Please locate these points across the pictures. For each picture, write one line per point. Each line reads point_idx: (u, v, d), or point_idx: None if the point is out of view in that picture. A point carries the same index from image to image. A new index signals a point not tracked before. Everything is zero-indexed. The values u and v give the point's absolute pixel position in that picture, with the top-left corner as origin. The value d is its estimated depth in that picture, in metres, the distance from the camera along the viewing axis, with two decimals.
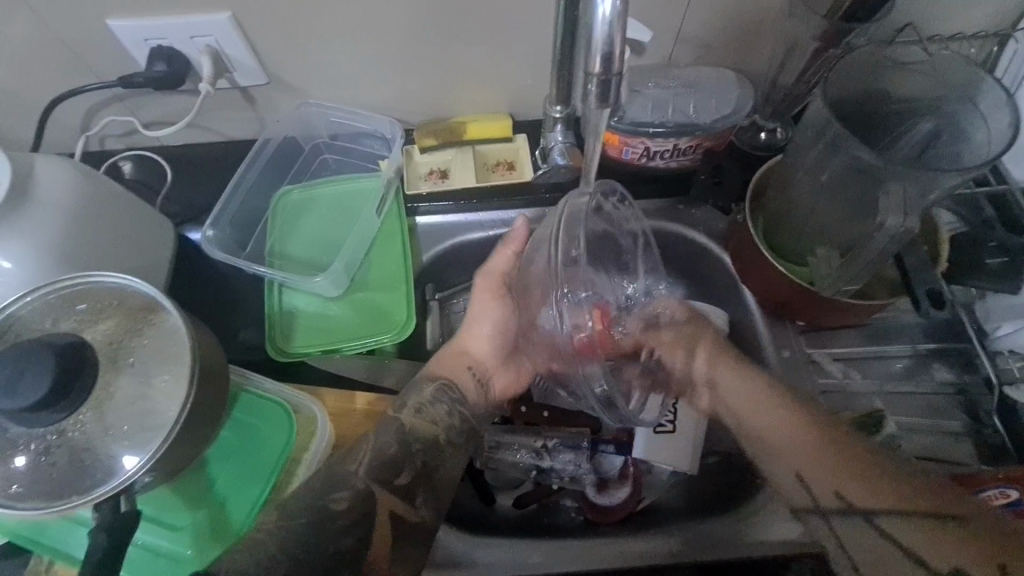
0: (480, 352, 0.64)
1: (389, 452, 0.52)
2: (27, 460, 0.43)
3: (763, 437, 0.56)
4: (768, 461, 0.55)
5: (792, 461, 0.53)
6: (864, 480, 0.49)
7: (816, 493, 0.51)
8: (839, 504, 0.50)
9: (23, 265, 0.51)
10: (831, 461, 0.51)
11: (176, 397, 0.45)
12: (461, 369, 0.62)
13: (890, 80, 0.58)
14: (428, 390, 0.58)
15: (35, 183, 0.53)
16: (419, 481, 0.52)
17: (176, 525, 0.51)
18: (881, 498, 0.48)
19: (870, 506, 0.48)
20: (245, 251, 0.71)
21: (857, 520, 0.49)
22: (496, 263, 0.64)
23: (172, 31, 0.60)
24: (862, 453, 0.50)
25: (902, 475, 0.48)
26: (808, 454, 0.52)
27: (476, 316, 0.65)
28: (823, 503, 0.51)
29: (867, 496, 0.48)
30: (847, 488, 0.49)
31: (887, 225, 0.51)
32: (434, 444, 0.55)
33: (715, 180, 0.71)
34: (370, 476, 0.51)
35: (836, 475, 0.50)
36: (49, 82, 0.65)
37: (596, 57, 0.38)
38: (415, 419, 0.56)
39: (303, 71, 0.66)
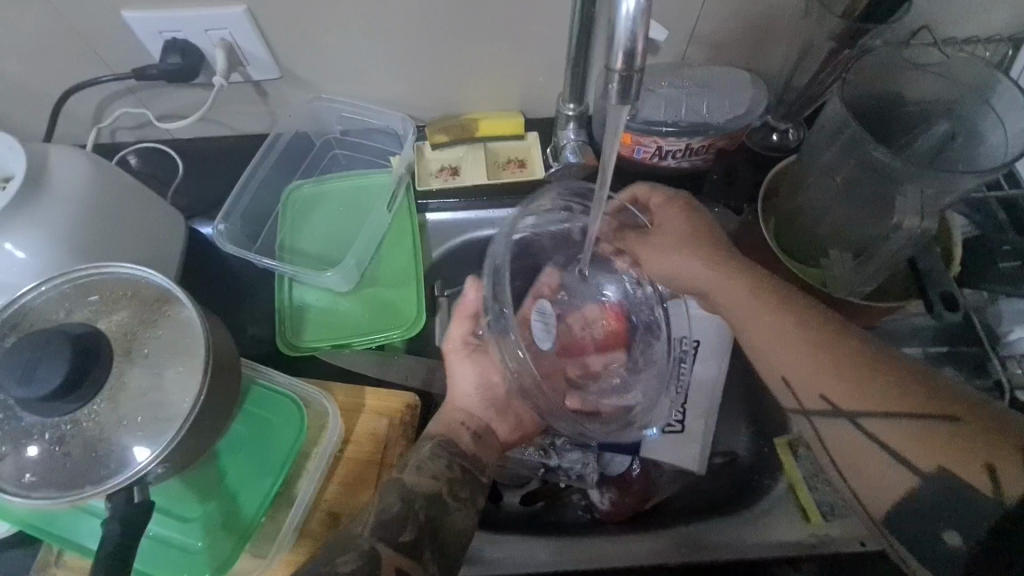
0: (470, 405, 0.60)
1: (393, 511, 0.49)
2: (41, 449, 0.43)
3: (749, 338, 0.51)
4: (758, 361, 0.51)
5: (775, 364, 0.49)
6: (853, 384, 0.45)
7: (802, 397, 0.48)
8: (825, 407, 0.46)
9: (37, 255, 0.51)
10: (821, 362, 0.46)
11: (190, 390, 0.45)
12: (455, 426, 0.58)
13: (906, 81, 0.57)
14: (425, 447, 0.55)
15: (49, 174, 0.53)
16: (426, 534, 0.49)
17: (187, 516, 0.51)
18: (869, 402, 0.44)
19: (855, 408, 0.45)
20: (255, 245, 0.71)
21: (840, 423, 0.46)
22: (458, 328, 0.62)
23: (187, 24, 0.60)
24: (855, 353, 0.46)
25: (897, 376, 0.44)
26: (796, 355, 0.47)
27: (455, 378, 0.61)
28: (808, 405, 0.47)
29: (853, 398, 0.45)
30: (835, 389, 0.46)
31: (905, 226, 0.53)
32: (438, 498, 0.52)
33: (727, 180, 0.72)
34: (377, 532, 0.48)
35: (827, 377, 0.46)
36: (63, 73, 0.65)
37: (618, 53, 0.38)
38: (417, 477, 0.53)
39: (317, 66, 0.66)
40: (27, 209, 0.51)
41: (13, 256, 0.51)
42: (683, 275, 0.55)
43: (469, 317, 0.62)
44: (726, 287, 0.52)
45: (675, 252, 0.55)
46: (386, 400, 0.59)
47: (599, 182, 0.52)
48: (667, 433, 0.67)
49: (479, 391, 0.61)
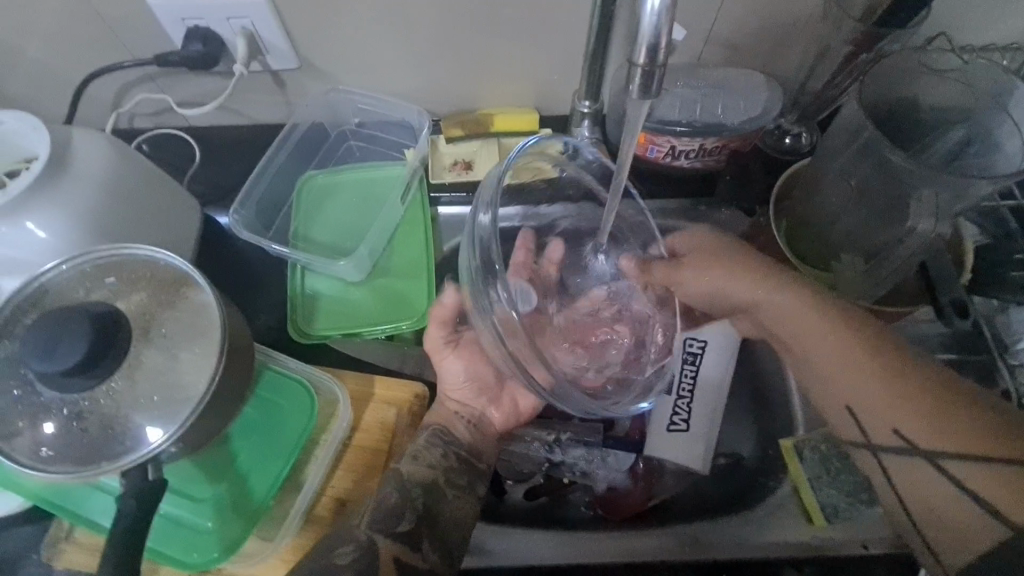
0: (462, 394, 0.60)
1: (389, 500, 0.50)
2: (58, 425, 0.44)
3: (813, 365, 0.49)
4: (821, 389, 0.49)
5: (840, 391, 0.48)
6: (927, 418, 0.43)
7: (871, 431, 0.46)
8: (897, 443, 0.44)
9: (59, 235, 0.52)
10: (899, 395, 0.44)
11: (204, 372, 0.46)
12: (451, 414, 0.59)
13: (922, 87, 0.58)
14: (422, 437, 0.56)
15: (72, 155, 0.53)
16: (422, 525, 0.50)
17: (197, 497, 0.51)
18: (950, 441, 0.41)
19: (933, 445, 0.42)
20: (269, 232, 0.72)
21: (917, 462, 0.43)
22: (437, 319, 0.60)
23: (209, 12, 0.60)
24: (934, 389, 0.43)
25: (983, 414, 0.41)
26: (864, 387, 0.46)
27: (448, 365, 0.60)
28: (877, 440, 0.45)
29: (931, 436, 0.42)
30: (907, 422, 0.44)
31: (919, 229, 0.54)
32: (432, 487, 0.52)
33: (740, 180, 0.70)
34: (373, 524, 0.48)
35: (901, 410, 0.44)
36: (85, 58, 0.66)
37: (641, 48, 0.38)
38: (413, 466, 0.53)
39: (336, 57, 0.67)
40: (51, 190, 0.52)
41: (36, 235, 0.52)
42: (722, 284, 0.56)
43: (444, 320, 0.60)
44: (788, 305, 0.51)
45: (715, 263, 0.56)
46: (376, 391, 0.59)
47: (618, 172, 0.53)
48: (672, 431, 0.67)
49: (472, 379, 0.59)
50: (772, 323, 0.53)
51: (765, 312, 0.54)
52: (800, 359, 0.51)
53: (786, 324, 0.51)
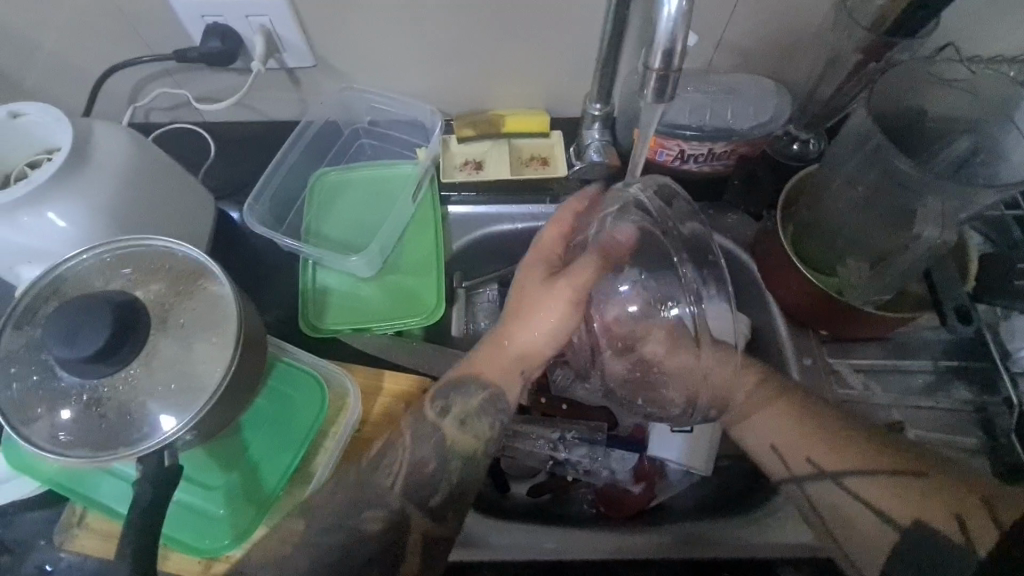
0: (529, 352, 0.56)
1: (427, 468, 0.51)
2: (77, 410, 0.45)
3: (744, 420, 0.60)
4: (747, 432, 0.60)
5: (767, 435, 0.59)
6: (831, 446, 0.56)
7: (792, 463, 0.57)
8: (810, 469, 0.56)
9: (78, 225, 0.53)
10: (806, 431, 0.57)
11: (220, 361, 0.47)
12: (517, 375, 0.55)
13: (930, 97, 0.58)
14: (476, 399, 0.54)
15: (93, 148, 0.55)
16: (452, 500, 0.51)
17: (209, 484, 0.52)
18: (848, 463, 0.55)
19: (837, 469, 0.55)
20: (282, 227, 0.73)
21: (827, 483, 0.55)
22: (581, 269, 0.55)
23: (229, 9, 0.62)
24: (828, 419, 0.57)
25: (858, 437, 0.56)
26: (779, 428, 0.58)
27: (536, 309, 0.56)
28: (796, 471, 0.57)
29: (836, 461, 0.55)
30: (820, 455, 0.56)
31: (926, 236, 0.54)
32: (472, 459, 0.52)
33: (746, 187, 0.73)
34: (406, 495, 0.50)
35: (810, 445, 0.57)
36: (106, 52, 0.67)
37: (657, 54, 0.39)
38: (459, 433, 0.52)
39: (351, 55, 0.68)
40: (72, 180, 0.53)
41: (56, 225, 0.53)
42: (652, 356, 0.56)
43: (581, 276, 0.55)
44: (718, 372, 0.62)
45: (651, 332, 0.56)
46: (384, 381, 0.60)
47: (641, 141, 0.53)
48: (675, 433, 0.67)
49: (548, 341, 0.56)
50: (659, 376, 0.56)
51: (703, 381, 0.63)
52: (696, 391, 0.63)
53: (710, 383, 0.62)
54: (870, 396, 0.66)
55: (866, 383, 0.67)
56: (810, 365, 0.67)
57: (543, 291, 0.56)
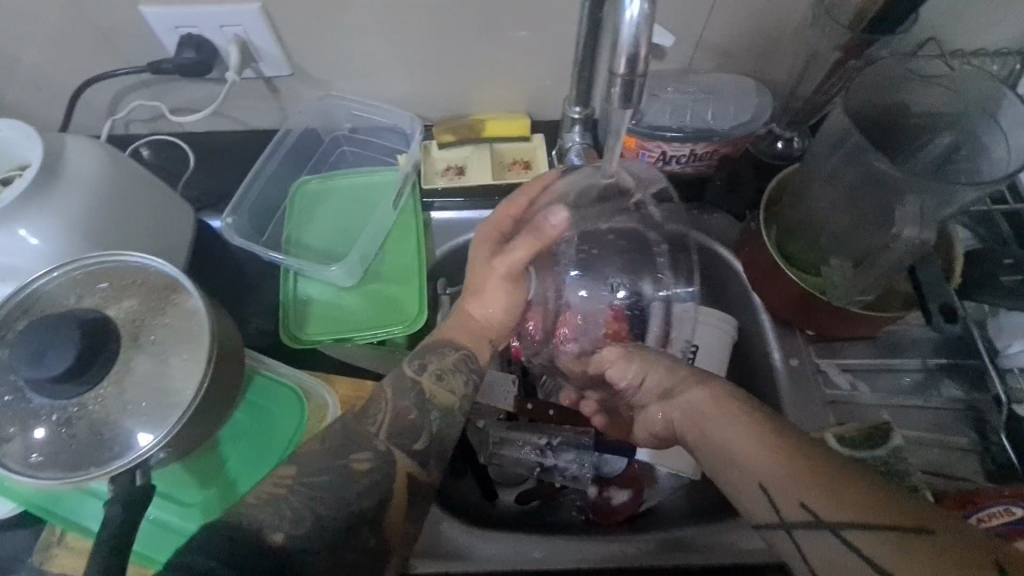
0: (494, 320, 0.59)
1: (408, 418, 0.51)
2: (48, 430, 0.44)
3: (718, 445, 0.47)
4: (725, 468, 0.46)
5: (750, 468, 0.44)
6: (819, 484, 0.41)
7: (780, 506, 0.42)
8: (804, 516, 0.41)
9: (50, 241, 0.53)
10: (786, 463, 0.42)
11: (193, 377, 0.46)
12: (485, 339, 0.59)
13: (911, 94, 0.58)
14: (450, 357, 0.56)
15: (64, 162, 0.54)
16: (435, 449, 0.51)
17: (187, 501, 0.52)
18: (844, 508, 0.39)
19: (833, 517, 0.39)
20: (262, 237, 0.73)
21: (821, 535, 0.40)
22: (517, 254, 0.56)
23: (202, 20, 0.61)
24: (809, 451, 0.42)
25: (852, 475, 0.40)
26: (758, 458, 0.44)
27: (485, 290, 0.58)
28: (787, 516, 0.42)
29: (829, 506, 0.40)
30: (814, 497, 0.41)
31: (905, 235, 0.52)
32: (451, 412, 0.53)
33: (729, 187, 0.72)
34: (392, 439, 0.50)
35: (798, 481, 0.41)
36: (81, 65, 0.67)
37: (621, 58, 0.39)
38: (438, 386, 0.54)
39: (328, 64, 0.67)
40: (42, 196, 0.52)
41: (27, 242, 0.52)
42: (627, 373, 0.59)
43: (511, 266, 0.57)
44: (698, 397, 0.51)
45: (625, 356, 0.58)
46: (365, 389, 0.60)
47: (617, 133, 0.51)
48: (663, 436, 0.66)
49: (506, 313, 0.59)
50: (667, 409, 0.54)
51: (684, 407, 0.52)
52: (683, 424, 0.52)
53: (693, 408, 0.51)
54: (859, 395, 0.65)
55: (851, 382, 0.66)
56: (797, 365, 0.67)
57: (486, 272, 0.58)
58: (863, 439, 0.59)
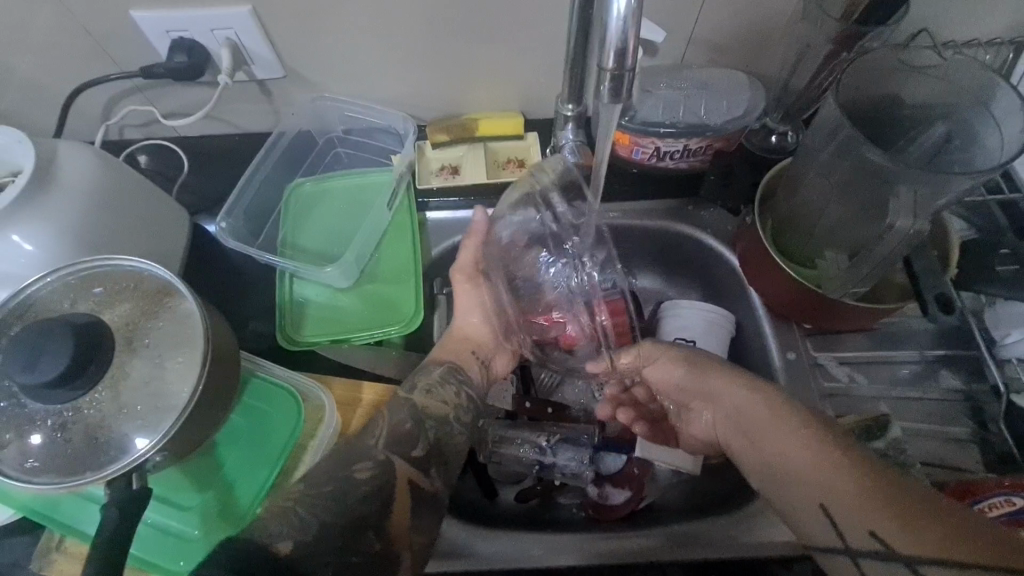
0: (479, 334, 0.66)
1: (404, 428, 0.54)
2: (44, 436, 0.44)
3: (780, 461, 0.48)
4: (787, 489, 0.47)
5: (814, 489, 0.45)
6: (893, 513, 0.40)
7: (847, 533, 0.42)
8: (872, 545, 0.40)
9: (45, 247, 0.53)
10: (859, 491, 0.42)
11: (187, 381, 0.47)
12: (468, 355, 0.64)
13: (902, 85, 0.58)
14: (436, 372, 0.60)
15: (57, 168, 0.54)
16: (433, 454, 0.54)
17: (184, 504, 0.52)
18: (921, 541, 0.38)
19: (907, 548, 0.39)
20: (258, 240, 0.72)
21: (893, 567, 0.39)
22: (464, 256, 0.65)
23: (193, 24, 0.61)
24: (886, 479, 0.42)
25: (932, 506, 0.39)
26: (826, 482, 0.44)
27: (463, 306, 0.66)
28: (852, 543, 0.42)
29: (901, 534, 0.39)
30: (883, 526, 0.40)
31: (897, 226, 0.51)
32: (444, 421, 0.56)
33: (724, 181, 0.72)
34: (391, 447, 0.52)
35: (866, 509, 0.41)
36: (74, 71, 0.67)
37: (610, 53, 0.39)
38: (428, 399, 0.57)
39: (320, 65, 0.67)
40: (35, 202, 0.52)
41: (22, 248, 0.52)
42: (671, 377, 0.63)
43: (468, 265, 0.65)
44: (754, 406, 0.53)
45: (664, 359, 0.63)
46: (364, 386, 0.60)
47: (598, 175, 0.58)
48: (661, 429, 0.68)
49: (488, 322, 0.66)
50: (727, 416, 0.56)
51: (738, 415, 0.55)
52: (742, 432, 0.54)
53: (747, 418, 0.53)
54: (855, 386, 0.65)
55: (849, 375, 0.66)
56: (794, 359, 0.67)
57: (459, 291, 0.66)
58: (863, 431, 0.60)
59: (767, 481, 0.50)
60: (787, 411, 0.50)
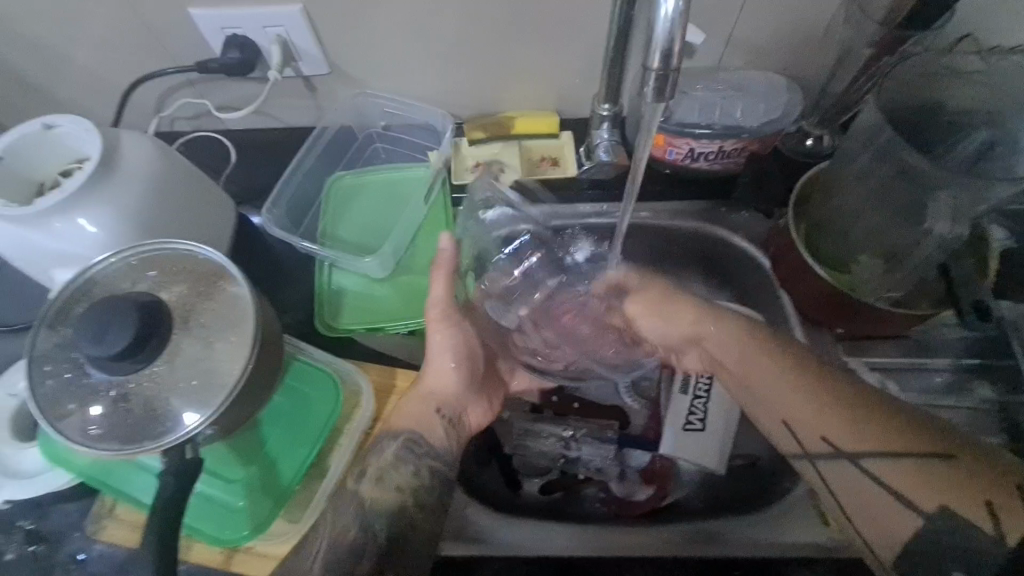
0: (451, 386, 0.60)
1: (350, 535, 0.49)
2: (105, 405, 0.47)
3: (756, 388, 0.53)
4: (757, 409, 0.54)
5: (780, 409, 0.51)
6: (847, 422, 0.47)
7: (805, 441, 0.50)
8: (827, 449, 0.48)
9: (106, 230, 0.56)
10: (819, 404, 0.49)
11: (238, 361, 0.49)
12: (429, 414, 0.57)
13: (946, 90, 0.57)
14: (388, 452, 0.54)
15: (120, 155, 0.57)
16: (388, 556, 0.49)
17: (230, 478, 0.54)
18: (869, 442, 0.46)
19: (857, 448, 0.46)
20: (299, 230, 0.75)
21: (843, 464, 0.47)
22: (434, 293, 0.61)
23: (248, 21, 0.64)
24: (845, 395, 0.48)
25: (883, 414, 0.46)
26: (795, 402, 0.50)
27: (433, 352, 0.61)
28: (811, 448, 0.49)
29: (855, 439, 0.46)
30: (836, 432, 0.48)
31: (936, 231, 0.55)
32: (399, 513, 0.51)
33: (756, 184, 0.72)
34: (330, 564, 0.48)
35: (825, 421, 0.48)
36: (134, 65, 0.70)
37: (655, 53, 0.40)
38: (378, 490, 0.52)
39: (364, 63, 0.70)
40: (100, 187, 0.55)
41: (86, 230, 0.56)
42: (667, 324, 0.62)
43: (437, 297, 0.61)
44: (726, 338, 0.57)
45: (662, 302, 0.62)
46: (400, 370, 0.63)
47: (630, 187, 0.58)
48: (686, 430, 0.67)
49: (460, 364, 0.61)
50: (709, 355, 0.59)
51: (710, 348, 0.59)
52: (715, 363, 0.58)
53: (718, 349, 0.57)
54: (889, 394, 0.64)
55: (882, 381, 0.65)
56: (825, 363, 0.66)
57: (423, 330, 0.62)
58: None
59: (740, 404, 0.56)
60: (765, 344, 0.54)
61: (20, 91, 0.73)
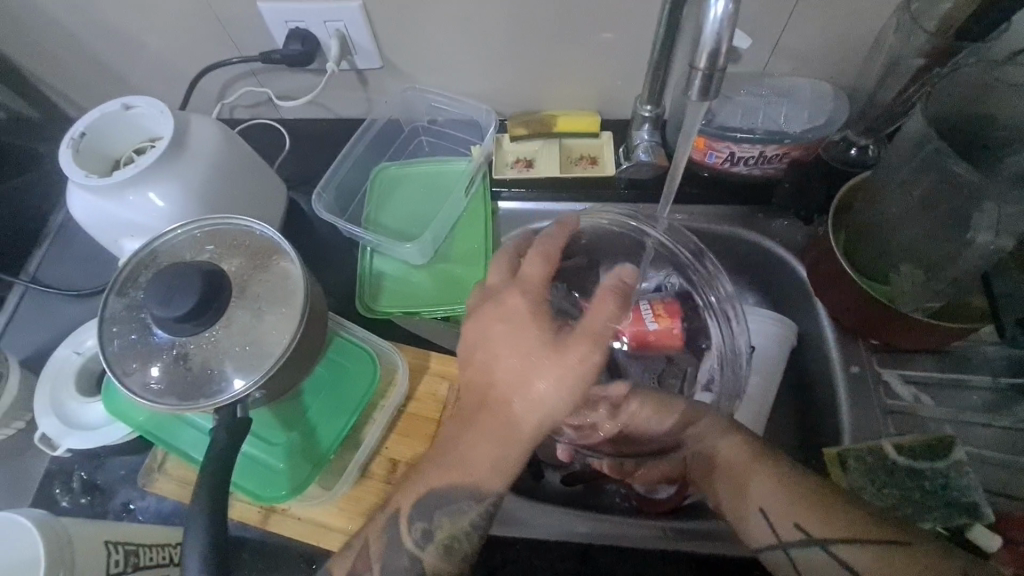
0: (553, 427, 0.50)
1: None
2: (167, 362, 0.51)
3: (731, 477, 0.56)
4: (731, 498, 0.56)
5: (757, 497, 0.55)
6: (816, 511, 0.53)
7: (779, 529, 0.54)
8: (800, 536, 0.53)
9: (173, 205, 0.60)
10: (791, 495, 0.54)
11: (286, 332, 0.52)
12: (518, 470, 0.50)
13: (998, 104, 0.55)
14: (465, 517, 0.50)
15: (189, 136, 0.62)
16: None
17: (271, 440, 0.58)
18: (836, 529, 0.52)
19: (826, 535, 0.52)
20: (346, 216, 0.79)
21: (815, 550, 0.52)
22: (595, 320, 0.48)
23: (310, 15, 0.68)
24: (810, 487, 0.54)
25: (845, 505, 0.52)
26: (771, 492, 0.54)
27: (553, 383, 0.48)
28: (784, 536, 0.54)
29: (823, 526, 0.52)
30: (808, 520, 0.53)
31: (977, 242, 0.54)
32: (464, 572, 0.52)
33: (796, 190, 0.70)
34: None
35: (802, 510, 0.53)
36: (203, 54, 0.75)
37: (702, 54, 0.41)
38: (441, 556, 0.50)
39: (417, 59, 0.73)
40: (170, 165, 0.60)
41: (155, 204, 0.60)
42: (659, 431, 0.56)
43: (600, 334, 0.48)
44: (708, 427, 0.57)
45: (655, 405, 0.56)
46: (499, 375, 0.49)
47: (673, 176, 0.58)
48: None
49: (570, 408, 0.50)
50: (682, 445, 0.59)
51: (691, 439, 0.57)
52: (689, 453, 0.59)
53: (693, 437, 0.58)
54: (919, 407, 0.64)
55: (915, 394, 0.64)
56: (857, 373, 0.66)
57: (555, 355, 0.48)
58: (925, 450, 0.59)
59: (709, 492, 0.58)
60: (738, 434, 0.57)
61: (100, 75, 0.79)
